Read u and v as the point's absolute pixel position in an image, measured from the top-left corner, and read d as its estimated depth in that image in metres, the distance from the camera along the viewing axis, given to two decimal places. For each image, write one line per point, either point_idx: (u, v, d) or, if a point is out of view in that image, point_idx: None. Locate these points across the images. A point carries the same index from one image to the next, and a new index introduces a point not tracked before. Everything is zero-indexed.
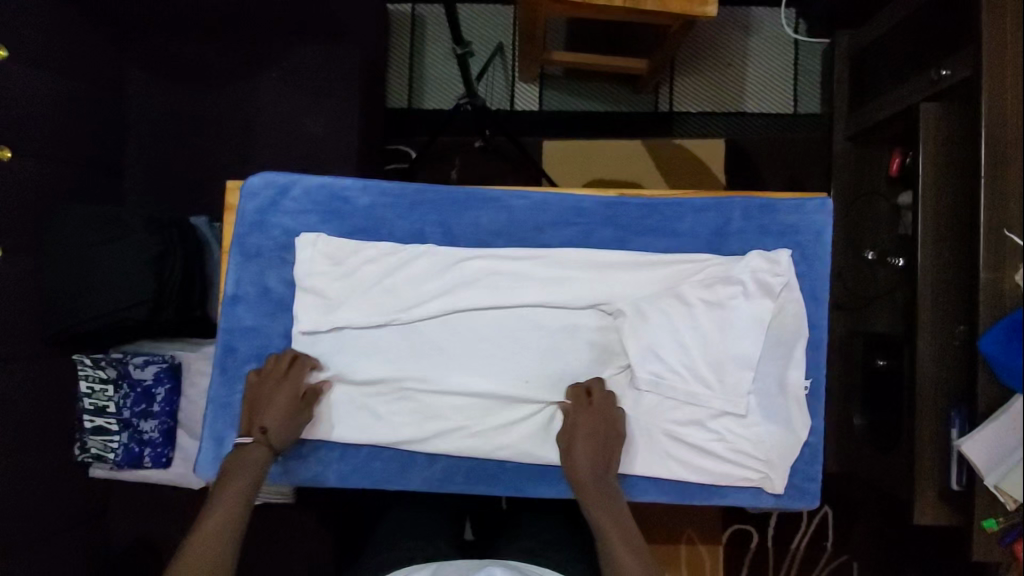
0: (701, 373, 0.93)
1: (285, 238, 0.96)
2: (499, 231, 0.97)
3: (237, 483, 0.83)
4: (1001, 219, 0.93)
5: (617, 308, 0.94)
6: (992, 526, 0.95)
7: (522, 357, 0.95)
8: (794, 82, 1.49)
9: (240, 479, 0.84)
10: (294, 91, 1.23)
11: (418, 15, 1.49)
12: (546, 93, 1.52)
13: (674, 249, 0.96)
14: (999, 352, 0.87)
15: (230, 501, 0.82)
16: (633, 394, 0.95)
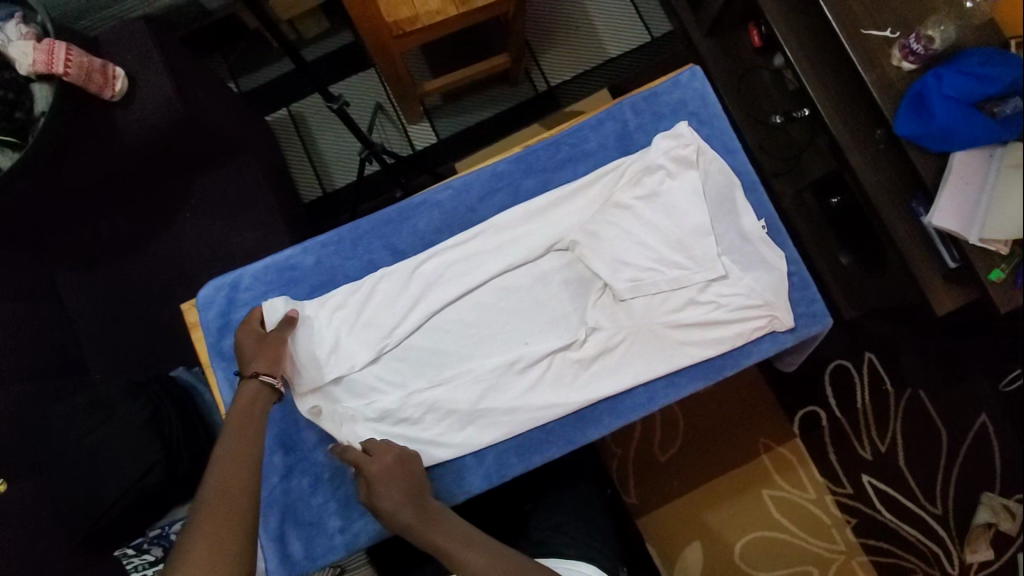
0: (669, 257, 0.83)
1: None
2: (441, 229, 0.89)
3: (243, 423, 0.74)
4: (854, 23, 1.02)
5: (570, 241, 0.85)
6: (1000, 277, 0.95)
7: (508, 327, 0.85)
8: (638, 14, 1.61)
9: (245, 418, 0.74)
10: (213, 216, 1.20)
11: (297, 113, 1.59)
12: (439, 124, 1.59)
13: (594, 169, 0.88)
14: (917, 128, 0.96)
15: (248, 436, 0.73)
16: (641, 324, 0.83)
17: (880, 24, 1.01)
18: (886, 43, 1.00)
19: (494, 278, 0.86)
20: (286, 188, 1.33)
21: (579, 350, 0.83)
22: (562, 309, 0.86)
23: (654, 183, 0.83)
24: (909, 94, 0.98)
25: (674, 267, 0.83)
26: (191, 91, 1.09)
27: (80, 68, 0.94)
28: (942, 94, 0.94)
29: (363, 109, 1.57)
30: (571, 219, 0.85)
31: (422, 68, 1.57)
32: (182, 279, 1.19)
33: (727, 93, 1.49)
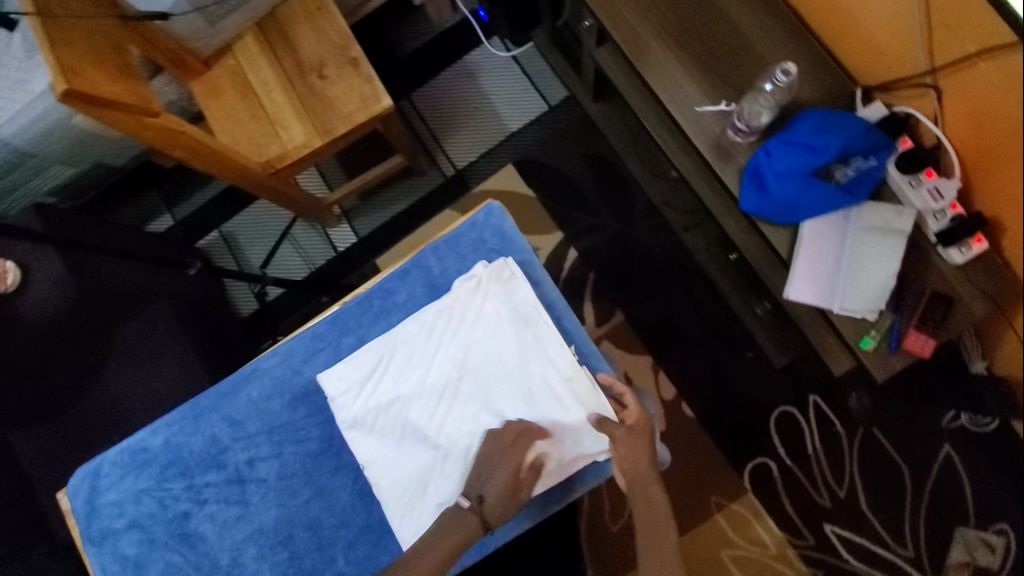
0: (488, 409, 0.76)
1: (122, 512, 0.84)
2: (273, 394, 0.83)
3: None
4: (689, 101, 1.00)
5: (381, 405, 0.78)
6: (870, 344, 0.91)
7: (352, 488, 0.80)
8: (534, 85, 1.62)
9: None
10: (132, 367, 1.24)
11: (227, 233, 1.65)
12: (356, 223, 1.65)
13: (402, 322, 0.81)
14: (759, 203, 0.92)
15: None
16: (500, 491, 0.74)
17: (713, 98, 0.99)
18: (721, 118, 0.98)
19: (348, 449, 0.82)
20: (211, 318, 1.41)
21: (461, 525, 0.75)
22: (386, 470, 0.77)
23: (473, 332, 0.78)
24: (746, 170, 0.95)
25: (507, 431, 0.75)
26: (85, 261, 1.22)
27: None
28: (775, 169, 0.92)
29: (272, 231, 1.65)
30: (394, 390, 0.78)
31: (337, 174, 1.63)
32: (116, 424, 1.24)
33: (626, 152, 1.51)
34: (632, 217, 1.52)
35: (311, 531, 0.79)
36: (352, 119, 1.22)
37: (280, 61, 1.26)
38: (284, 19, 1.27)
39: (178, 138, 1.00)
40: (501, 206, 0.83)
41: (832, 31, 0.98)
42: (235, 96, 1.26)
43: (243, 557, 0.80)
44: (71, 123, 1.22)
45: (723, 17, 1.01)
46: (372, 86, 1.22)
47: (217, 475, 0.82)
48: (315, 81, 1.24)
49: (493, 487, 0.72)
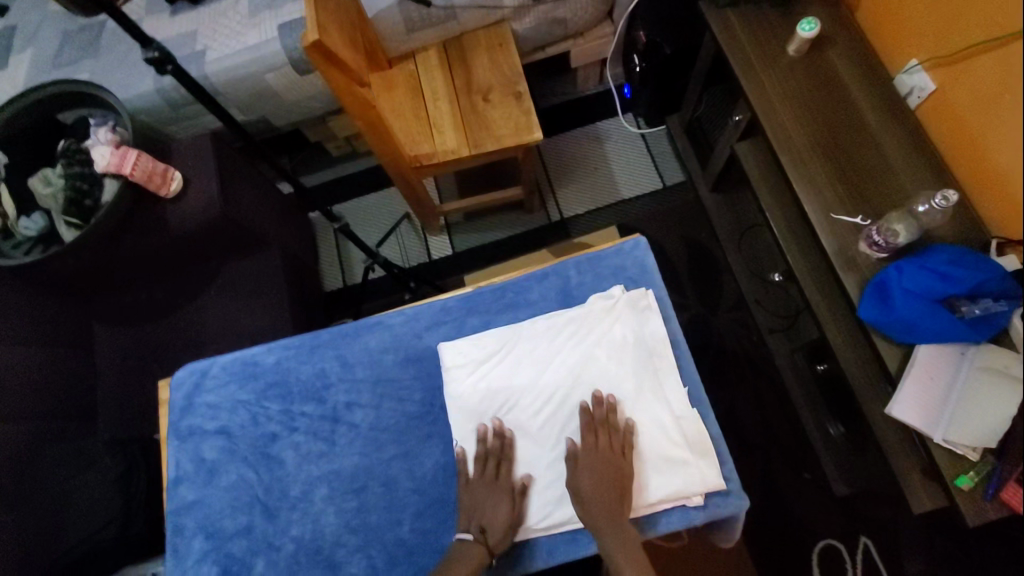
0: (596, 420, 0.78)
1: (214, 416, 0.87)
2: (389, 349, 0.87)
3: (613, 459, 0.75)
4: (826, 207, 1.07)
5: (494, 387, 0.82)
6: (967, 484, 0.89)
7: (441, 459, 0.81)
8: (655, 164, 1.71)
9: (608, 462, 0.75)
10: (232, 300, 1.32)
11: (337, 213, 1.76)
12: (456, 238, 1.73)
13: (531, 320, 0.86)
14: (878, 315, 0.96)
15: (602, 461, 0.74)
16: None
17: (851, 211, 1.06)
18: (853, 230, 1.04)
19: (443, 422, 0.84)
20: (304, 281, 1.48)
21: (537, 526, 0.75)
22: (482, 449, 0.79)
23: (597, 346, 0.82)
24: (872, 282, 0.99)
25: None
26: (233, 179, 1.28)
27: (142, 172, 1.12)
28: (904, 288, 0.95)
29: (380, 224, 1.74)
30: (508, 378, 0.82)
31: (453, 192, 1.74)
32: (194, 348, 1.29)
33: (729, 244, 1.55)
34: (719, 308, 1.52)
35: (385, 487, 0.81)
36: (501, 141, 1.31)
37: (453, 77, 1.40)
38: (468, 45, 1.42)
39: (368, 113, 1.08)
40: (648, 244, 0.88)
41: (986, 184, 0.99)
42: (404, 94, 1.39)
43: (312, 492, 0.82)
44: (264, 78, 1.36)
45: (874, 144, 1.09)
46: (529, 119, 1.32)
47: (314, 408, 0.85)
48: (479, 102, 1.35)
49: (491, 512, 0.74)
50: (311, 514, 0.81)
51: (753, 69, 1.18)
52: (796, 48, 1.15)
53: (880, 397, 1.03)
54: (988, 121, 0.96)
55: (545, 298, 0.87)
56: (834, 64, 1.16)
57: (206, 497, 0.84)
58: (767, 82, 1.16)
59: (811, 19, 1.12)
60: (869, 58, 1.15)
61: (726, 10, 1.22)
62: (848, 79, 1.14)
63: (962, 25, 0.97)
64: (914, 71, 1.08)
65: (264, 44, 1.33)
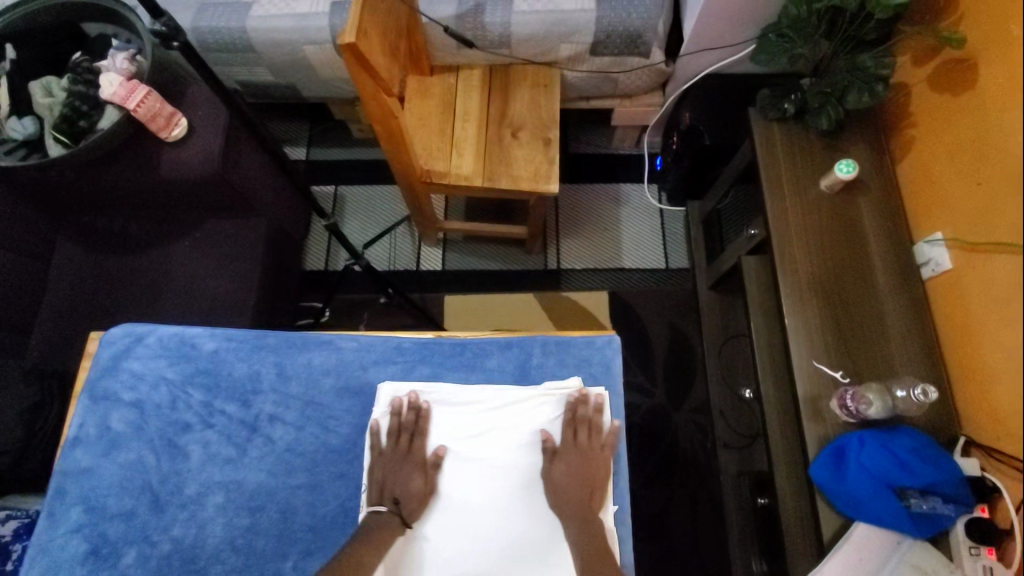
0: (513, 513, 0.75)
1: (133, 387, 0.83)
2: (329, 373, 0.84)
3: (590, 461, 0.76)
4: (809, 351, 1.04)
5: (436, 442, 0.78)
6: None
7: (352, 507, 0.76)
8: (663, 242, 1.69)
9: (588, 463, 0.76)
10: (202, 258, 1.28)
11: (340, 195, 1.73)
12: (449, 255, 1.70)
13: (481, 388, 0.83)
14: (828, 478, 0.94)
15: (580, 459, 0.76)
16: None
17: (833, 363, 1.04)
18: (828, 383, 1.02)
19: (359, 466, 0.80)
20: (284, 257, 1.44)
21: None
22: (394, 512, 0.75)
23: (536, 434, 0.79)
24: (831, 443, 0.97)
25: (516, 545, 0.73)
26: (239, 144, 1.25)
27: (146, 112, 1.10)
28: (859, 461, 0.93)
29: (378, 219, 1.71)
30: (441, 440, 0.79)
31: (459, 210, 1.72)
32: (151, 294, 1.26)
33: (711, 346, 1.53)
34: (682, 405, 1.49)
35: (281, 515, 0.77)
36: (516, 182, 1.28)
37: (489, 103, 1.37)
38: (513, 76, 1.39)
39: (388, 122, 1.06)
40: (620, 344, 0.85)
41: (976, 381, 0.97)
42: (436, 106, 1.36)
43: (206, 497, 0.78)
44: (302, 49, 1.34)
45: (874, 302, 1.08)
46: (550, 169, 1.29)
47: (235, 410, 0.82)
48: (507, 136, 1.33)
49: (402, 483, 0.74)
50: (198, 520, 0.77)
51: (780, 191, 1.16)
52: (828, 184, 1.13)
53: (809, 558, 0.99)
54: (995, 321, 0.93)
55: (502, 368, 0.84)
56: (859, 211, 1.14)
57: (97, 469, 0.79)
58: (790, 209, 1.14)
59: (851, 161, 1.10)
60: (895, 216, 1.14)
61: (771, 124, 1.20)
62: (868, 231, 1.13)
63: (991, 219, 0.95)
64: (935, 244, 1.06)
65: (313, 18, 1.30)
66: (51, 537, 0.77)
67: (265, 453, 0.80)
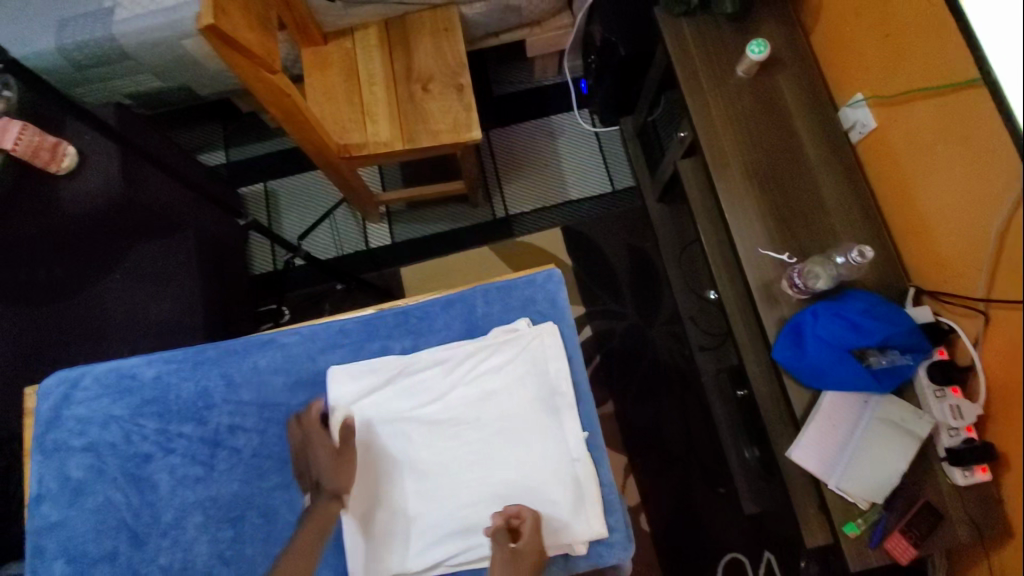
0: (490, 464, 0.76)
1: (83, 431, 0.81)
2: (279, 371, 0.82)
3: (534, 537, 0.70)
4: (753, 240, 1.05)
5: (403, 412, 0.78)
6: (854, 531, 0.92)
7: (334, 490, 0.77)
8: (605, 166, 1.66)
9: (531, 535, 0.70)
10: (135, 286, 1.23)
11: (270, 190, 1.66)
12: (395, 227, 1.66)
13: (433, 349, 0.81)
14: (790, 357, 0.96)
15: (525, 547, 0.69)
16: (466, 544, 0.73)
17: (778, 247, 1.04)
18: (777, 267, 1.03)
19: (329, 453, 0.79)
20: (225, 267, 1.39)
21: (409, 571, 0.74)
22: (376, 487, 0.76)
23: (494, 382, 0.78)
24: (789, 323, 0.99)
25: (497, 492, 0.75)
26: (140, 161, 1.18)
27: (25, 147, 1.04)
28: (816, 333, 0.96)
29: (315, 207, 1.65)
30: (400, 407, 0.78)
31: (395, 179, 1.67)
32: (93, 335, 1.21)
33: (671, 257, 1.53)
34: (654, 320, 1.51)
35: (263, 518, 0.77)
36: (437, 138, 1.23)
37: (393, 60, 1.30)
38: (411, 26, 1.32)
39: (283, 101, 1.00)
40: (562, 275, 0.84)
41: (915, 232, 0.99)
42: (338, 76, 1.29)
43: (184, 519, 0.77)
44: (181, 44, 1.25)
45: (809, 178, 1.07)
46: (468, 116, 1.24)
47: (193, 430, 0.80)
48: (418, 92, 1.27)
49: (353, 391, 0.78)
50: (183, 543, 0.76)
51: (699, 86, 1.13)
52: (744, 69, 1.11)
53: (790, 437, 1.03)
54: (923, 170, 0.94)
55: (451, 327, 0.83)
56: (780, 90, 1.12)
57: (68, 520, 0.78)
58: (713, 101, 1.12)
59: (761, 40, 1.07)
60: (816, 88, 1.12)
61: (679, 19, 1.16)
62: (793, 108, 1.11)
63: (904, 69, 0.95)
64: (858, 106, 1.06)
65: (181, 7, 1.20)
66: None
67: (233, 465, 0.79)
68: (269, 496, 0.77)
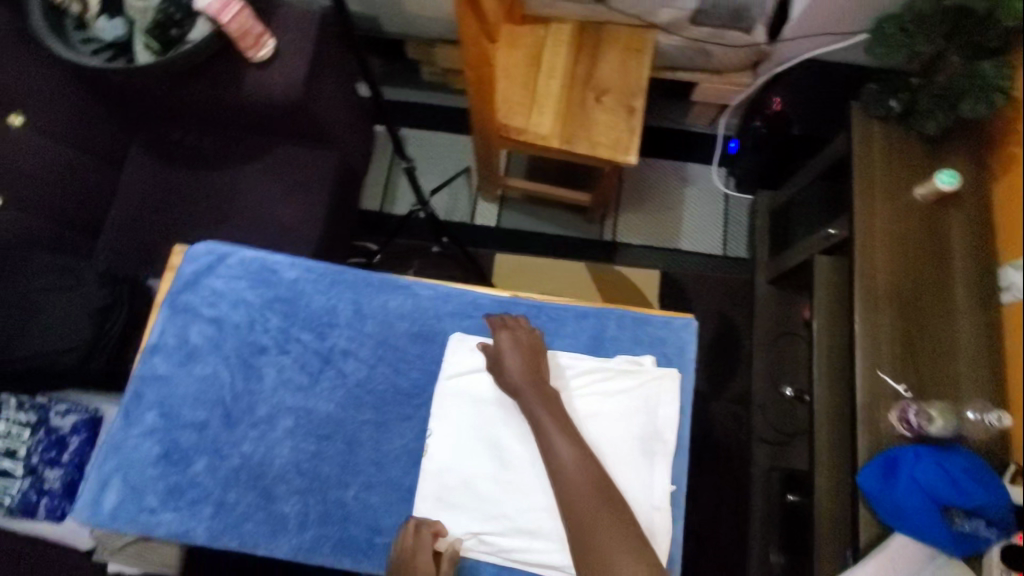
0: None
1: (214, 303, 0.85)
2: (405, 317, 0.85)
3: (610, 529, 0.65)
4: (874, 359, 1.02)
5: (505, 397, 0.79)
6: None
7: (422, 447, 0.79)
8: (724, 230, 1.65)
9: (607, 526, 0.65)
10: (270, 182, 1.28)
11: (403, 136, 1.70)
12: (505, 213, 1.68)
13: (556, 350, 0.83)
14: (875, 486, 0.94)
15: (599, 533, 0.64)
16: (525, 545, 0.74)
17: (897, 376, 1.02)
18: (891, 394, 1.00)
19: (425, 410, 0.82)
20: (347, 193, 1.43)
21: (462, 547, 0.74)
22: (460, 459, 0.77)
23: (602, 405, 0.79)
24: (883, 453, 0.96)
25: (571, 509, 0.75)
26: (320, 72, 1.23)
27: (238, 28, 1.08)
28: (911, 474, 0.93)
29: (439, 166, 1.69)
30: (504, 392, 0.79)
31: (520, 168, 1.69)
32: (218, 213, 1.27)
33: (761, 340, 1.50)
34: (722, 393, 1.49)
35: (347, 446, 0.79)
36: (594, 149, 1.24)
37: (577, 62, 1.32)
38: (605, 35, 1.34)
39: (482, 68, 1.03)
40: (697, 329, 0.85)
41: None
42: (522, 58, 1.32)
43: (275, 418, 0.80)
44: None
45: (948, 323, 1.04)
46: (630, 139, 1.25)
47: (311, 340, 0.84)
48: (590, 100, 1.28)
49: (462, 363, 0.80)
50: (268, 440, 0.80)
51: (872, 192, 1.11)
52: (924, 192, 1.08)
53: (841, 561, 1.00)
54: None
55: (579, 337, 0.84)
56: (949, 227, 1.09)
57: (173, 378, 0.82)
58: (880, 211, 1.10)
59: (954, 172, 1.05)
60: (985, 239, 1.08)
61: (872, 121, 1.15)
62: (955, 249, 1.08)
63: None
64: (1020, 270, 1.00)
65: None
66: (128, 433, 0.80)
67: (336, 386, 0.82)
68: (360, 427, 0.80)
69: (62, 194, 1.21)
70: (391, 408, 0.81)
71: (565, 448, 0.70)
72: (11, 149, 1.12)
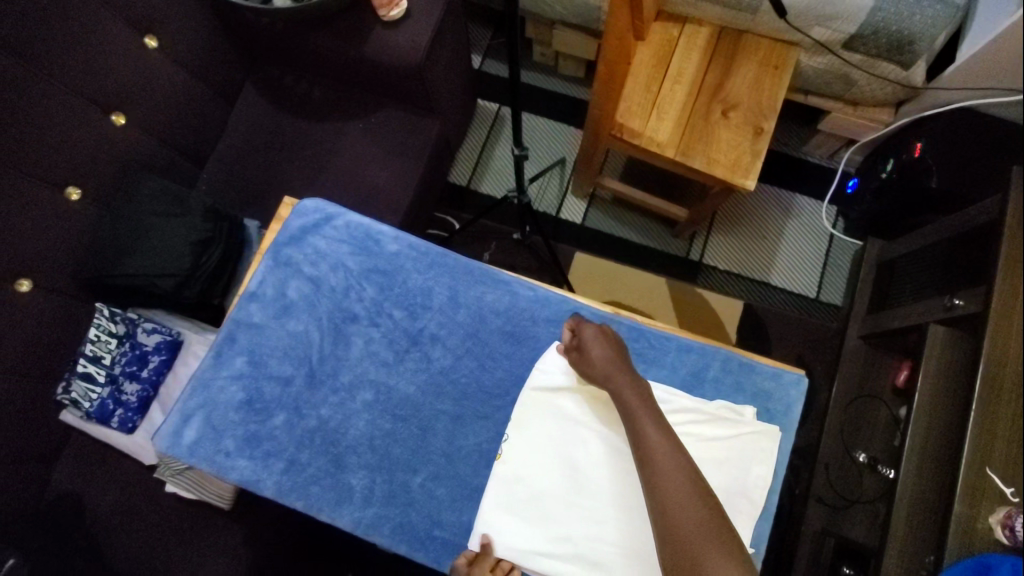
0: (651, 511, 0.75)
1: (314, 262, 0.89)
2: (498, 314, 0.87)
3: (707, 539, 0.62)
4: (983, 457, 0.88)
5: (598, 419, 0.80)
6: None
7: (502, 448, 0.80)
8: (821, 273, 1.54)
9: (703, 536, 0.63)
10: (371, 141, 1.27)
11: (502, 115, 1.66)
12: (591, 211, 1.62)
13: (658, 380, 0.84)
14: None
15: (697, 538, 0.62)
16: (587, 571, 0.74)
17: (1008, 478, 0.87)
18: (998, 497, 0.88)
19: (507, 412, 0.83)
20: (440, 164, 1.41)
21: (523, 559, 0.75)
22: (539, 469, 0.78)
23: (697, 447, 0.78)
24: (974, 557, 0.86)
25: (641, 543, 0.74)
26: (442, 39, 1.20)
27: None
28: None
29: (533, 152, 1.64)
30: (598, 414, 0.80)
31: (617, 167, 1.63)
32: (316, 164, 1.27)
33: (840, 396, 1.38)
34: None
35: (420, 431, 0.83)
36: (710, 167, 1.17)
37: (708, 70, 1.24)
38: (743, 46, 1.25)
39: (617, 64, 0.99)
40: (807, 388, 0.87)
41: None
42: (649, 56, 1.24)
43: (355, 387, 0.84)
44: None
45: None
46: (752, 162, 1.16)
47: (402, 318, 0.87)
48: (717, 114, 1.20)
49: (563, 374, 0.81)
50: (347, 409, 0.84)
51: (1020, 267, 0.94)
52: None
53: None
54: None
55: (679, 371, 0.85)
56: None
57: (267, 328, 0.87)
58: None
59: None
60: None
61: None
62: None
63: None
64: None
65: None
66: (217, 373, 0.85)
67: (419, 369, 0.85)
68: (437, 417, 0.83)
69: (179, 120, 1.24)
70: (474, 402, 0.84)
71: (661, 448, 0.70)
72: (146, 71, 1.15)
